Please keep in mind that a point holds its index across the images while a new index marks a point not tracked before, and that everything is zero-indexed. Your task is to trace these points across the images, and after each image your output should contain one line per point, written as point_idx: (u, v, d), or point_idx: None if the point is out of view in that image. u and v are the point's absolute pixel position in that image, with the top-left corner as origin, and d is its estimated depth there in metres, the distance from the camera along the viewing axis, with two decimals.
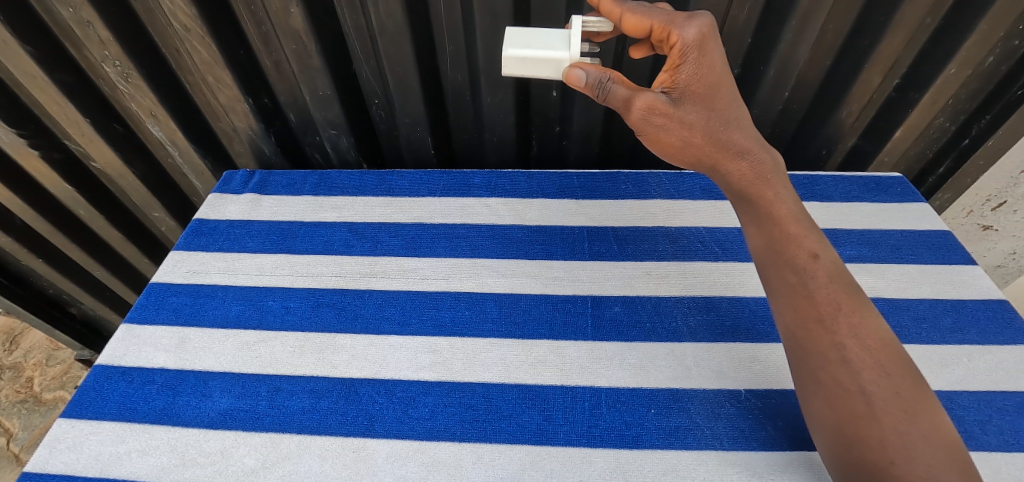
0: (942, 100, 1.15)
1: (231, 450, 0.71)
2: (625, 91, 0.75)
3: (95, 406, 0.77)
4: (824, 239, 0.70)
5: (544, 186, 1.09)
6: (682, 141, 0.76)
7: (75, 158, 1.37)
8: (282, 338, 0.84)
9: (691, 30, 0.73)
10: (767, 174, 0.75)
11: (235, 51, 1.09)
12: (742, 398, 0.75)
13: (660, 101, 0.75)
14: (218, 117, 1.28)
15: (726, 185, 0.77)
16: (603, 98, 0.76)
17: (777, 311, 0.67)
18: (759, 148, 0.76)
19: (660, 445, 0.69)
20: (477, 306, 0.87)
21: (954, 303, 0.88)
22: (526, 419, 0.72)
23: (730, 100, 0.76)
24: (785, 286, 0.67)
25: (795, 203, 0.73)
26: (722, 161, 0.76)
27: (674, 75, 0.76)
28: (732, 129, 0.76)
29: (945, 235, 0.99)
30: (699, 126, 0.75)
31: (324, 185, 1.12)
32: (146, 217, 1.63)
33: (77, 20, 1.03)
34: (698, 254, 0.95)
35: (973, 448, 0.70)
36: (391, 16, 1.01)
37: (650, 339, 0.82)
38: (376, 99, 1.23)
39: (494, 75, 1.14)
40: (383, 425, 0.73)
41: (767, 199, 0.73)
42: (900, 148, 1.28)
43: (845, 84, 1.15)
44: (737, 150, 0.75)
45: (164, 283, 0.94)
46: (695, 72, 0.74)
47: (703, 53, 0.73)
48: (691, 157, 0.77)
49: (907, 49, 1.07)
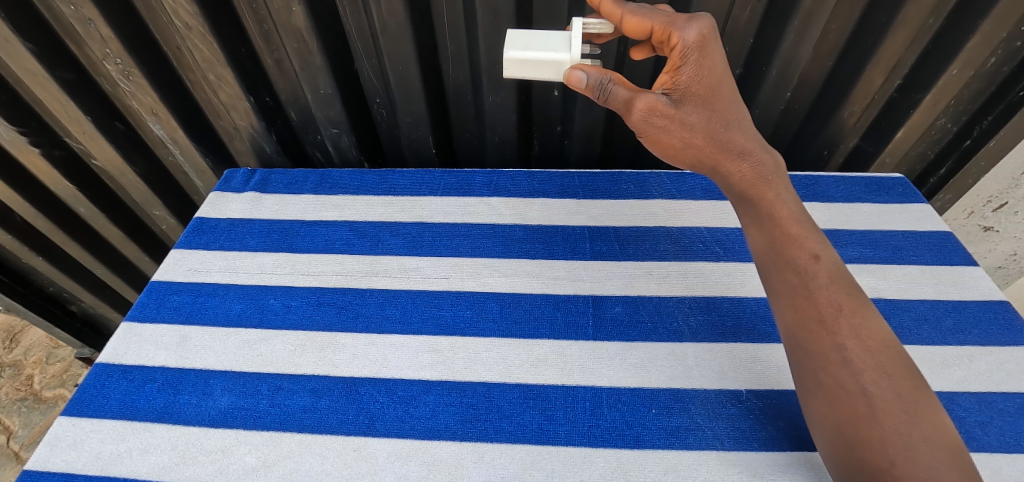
0: (943, 101, 1.15)
1: (231, 448, 0.71)
2: (626, 91, 0.74)
3: (95, 405, 0.77)
4: (825, 240, 0.70)
5: (546, 186, 1.09)
6: (683, 142, 0.76)
7: (76, 156, 1.37)
8: (283, 337, 0.84)
9: (692, 32, 0.73)
10: (768, 174, 0.75)
11: (236, 49, 1.09)
12: (743, 399, 0.75)
13: (661, 103, 0.75)
14: (219, 115, 1.27)
15: (727, 185, 0.77)
16: (603, 98, 0.75)
17: (778, 312, 0.67)
18: (760, 149, 0.76)
19: (660, 445, 0.69)
20: (477, 305, 0.87)
21: (956, 304, 0.88)
22: (527, 419, 0.72)
23: (731, 101, 0.76)
24: (786, 287, 0.67)
25: (796, 204, 0.73)
26: (723, 162, 0.76)
27: (674, 77, 0.75)
28: (733, 130, 0.75)
29: (946, 236, 0.99)
30: (699, 127, 0.75)
31: (325, 184, 1.12)
32: (146, 215, 1.63)
33: (78, 18, 1.02)
34: (699, 255, 0.95)
35: (974, 449, 0.70)
36: (392, 15, 1.01)
37: (651, 339, 0.82)
38: (377, 97, 1.23)
39: (495, 74, 1.13)
40: (383, 424, 0.73)
41: (768, 200, 0.73)
42: (902, 149, 1.28)
43: (846, 85, 1.15)
44: (738, 151, 0.75)
45: (165, 282, 0.94)
46: (696, 73, 0.74)
47: (704, 54, 0.73)
48: (692, 158, 0.77)
49: (909, 49, 1.07)
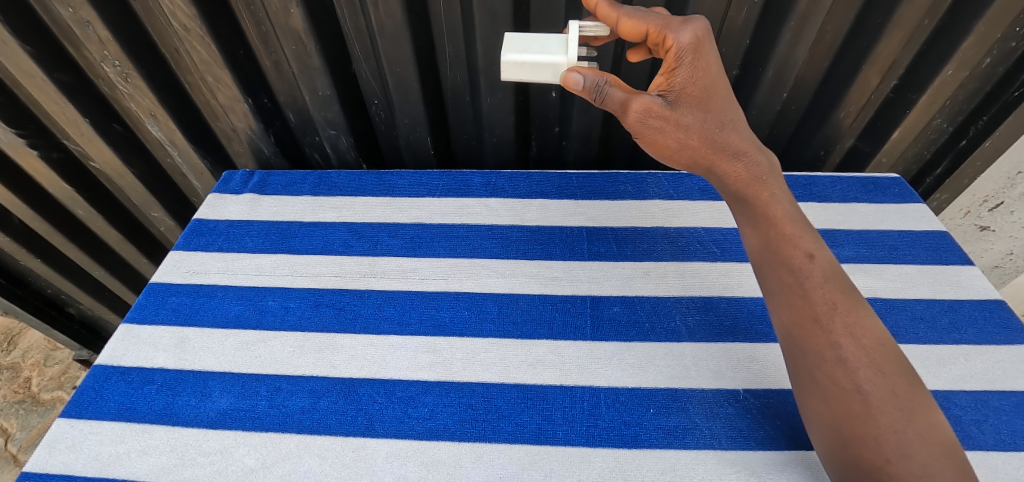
0: (939, 101, 1.15)
1: (231, 449, 0.71)
2: (621, 94, 0.74)
3: (93, 407, 0.77)
4: (820, 239, 0.70)
5: (544, 187, 1.10)
6: (678, 143, 0.76)
7: (74, 158, 1.37)
8: (282, 338, 0.84)
9: (686, 34, 0.73)
10: (763, 175, 0.75)
11: (235, 51, 1.09)
12: (741, 398, 0.75)
13: (656, 104, 0.75)
14: (218, 117, 1.28)
15: (722, 185, 0.77)
16: (597, 98, 0.75)
17: (774, 311, 0.67)
18: (755, 149, 0.77)
19: (659, 445, 0.70)
20: (476, 306, 0.87)
21: (952, 303, 0.88)
22: (525, 419, 0.73)
23: (726, 102, 0.76)
24: (782, 286, 0.67)
25: (791, 204, 0.74)
26: (718, 163, 0.76)
27: (669, 78, 0.76)
28: (727, 131, 0.76)
29: (942, 235, 1.00)
30: (694, 128, 0.75)
31: (323, 185, 1.12)
32: (144, 217, 1.63)
33: (77, 20, 1.02)
34: (696, 255, 0.95)
35: (970, 447, 0.70)
36: (390, 17, 1.01)
37: (649, 339, 0.82)
38: (376, 99, 1.23)
39: (493, 75, 1.14)
40: (382, 425, 0.73)
41: (763, 200, 0.73)
42: (898, 149, 1.29)
43: (843, 85, 1.16)
44: (733, 151, 0.76)
45: (164, 283, 0.94)
46: (691, 75, 0.74)
47: (699, 56, 0.74)
48: (688, 158, 0.77)
49: (905, 50, 1.07)
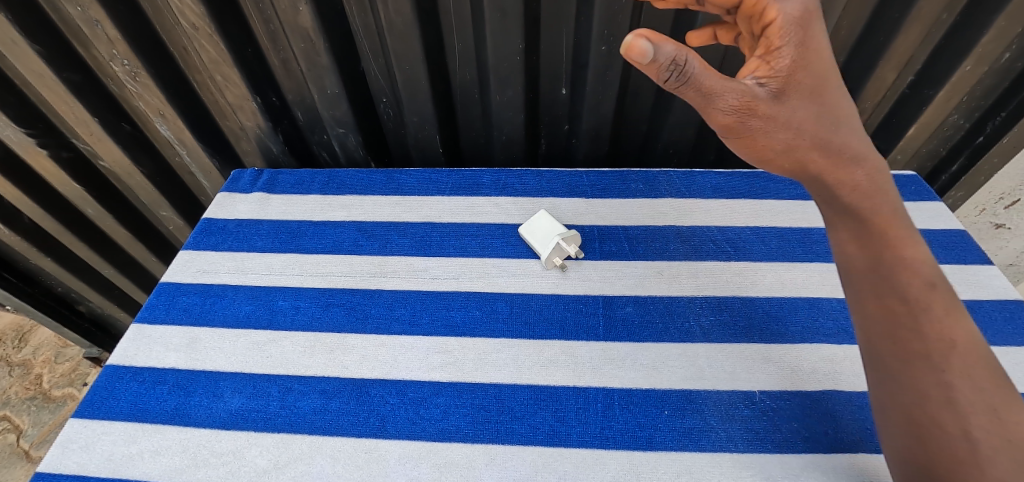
0: (956, 97, 1.14)
1: (243, 450, 0.71)
2: (717, 78, 0.62)
3: (106, 407, 0.77)
4: (924, 239, 0.61)
5: (554, 185, 1.08)
6: (784, 144, 0.66)
7: (83, 157, 1.37)
8: (293, 338, 0.84)
9: (794, 6, 0.64)
10: (885, 185, 0.65)
11: (243, 49, 1.09)
12: (756, 400, 0.74)
13: (758, 95, 0.64)
14: (226, 116, 1.27)
15: (830, 193, 0.66)
16: (679, 78, 0.61)
17: (861, 310, 0.61)
18: (874, 155, 0.67)
19: (673, 447, 0.69)
20: (488, 305, 0.86)
21: (971, 303, 0.87)
22: (538, 420, 0.72)
23: (839, 93, 0.68)
24: (870, 279, 0.60)
25: (893, 201, 0.64)
26: (829, 168, 0.66)
27: (772, 61, 0.65)
28: (843, 131, 0.67)
29: (960, 234, 0.98)
30: (807, 123, 0.66)
31: (332, 184, 1.12)
32: (153, 216, 1.63)
33: (85, 19, 1.02)
34: (710, 254, 0.94)
35: None
36: (399, 14, 1.00)
37: (663, 339, 0.81)
38: (384, 97, 1.22)
39: (503, 72, 1.13)
40: (394, 426, 0.72)
41: (853, 196, 0.64)
42: (913, 146, 1.28)
43: (858, 81, 1.14)
44: (851, 156, 0.66)
45: (174, 283, 0.94)
46: (799, 57, 0.65)
47: (805, 33, 0.65)
48: (792, 162, 0.68)
49: (922, 45, 1.05)
